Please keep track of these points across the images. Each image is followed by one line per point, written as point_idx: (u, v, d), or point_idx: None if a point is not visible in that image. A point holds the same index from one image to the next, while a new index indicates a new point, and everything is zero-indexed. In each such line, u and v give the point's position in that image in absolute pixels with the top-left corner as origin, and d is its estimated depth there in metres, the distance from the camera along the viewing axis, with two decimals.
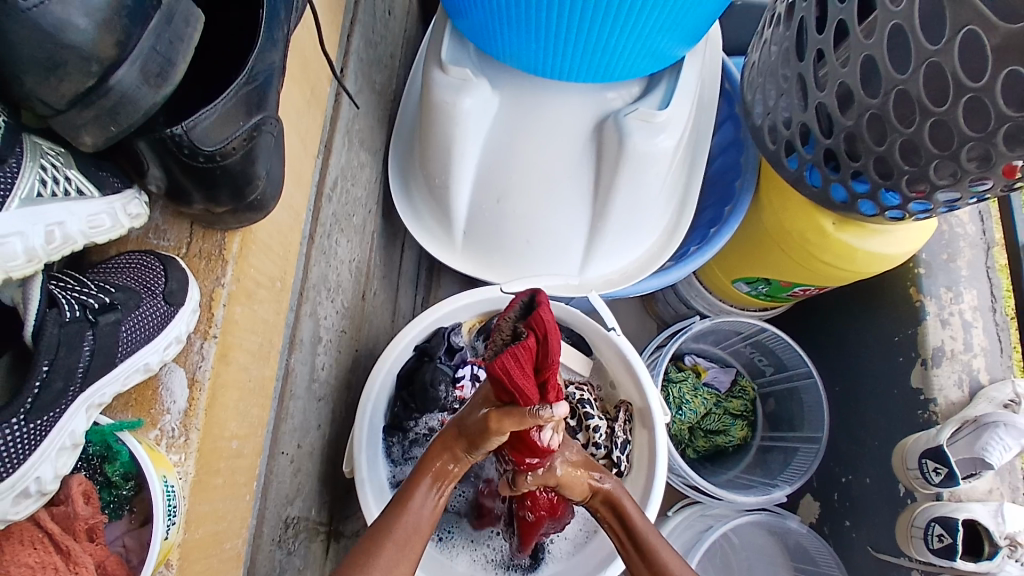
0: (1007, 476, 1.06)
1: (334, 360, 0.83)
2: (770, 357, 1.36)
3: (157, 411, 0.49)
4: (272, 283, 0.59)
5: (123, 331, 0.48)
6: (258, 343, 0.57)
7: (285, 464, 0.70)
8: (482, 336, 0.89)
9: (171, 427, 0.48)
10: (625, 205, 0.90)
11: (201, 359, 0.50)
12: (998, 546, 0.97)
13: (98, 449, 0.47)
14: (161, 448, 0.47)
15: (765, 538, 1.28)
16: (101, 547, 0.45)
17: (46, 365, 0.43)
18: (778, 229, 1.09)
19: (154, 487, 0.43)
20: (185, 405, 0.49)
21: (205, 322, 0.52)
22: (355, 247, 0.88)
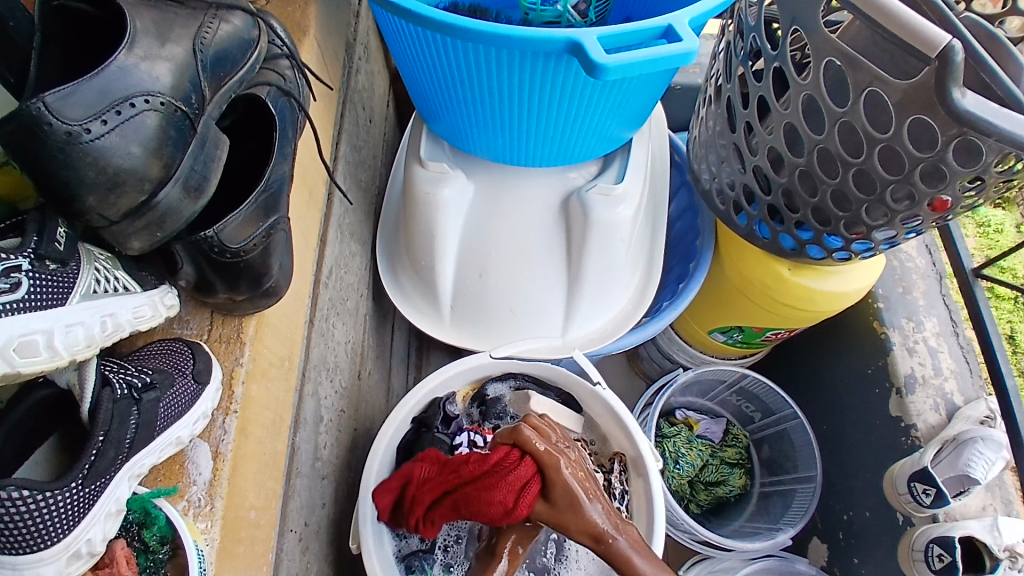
0: (997, 490, 1.09)
1: (335, 439, 0.87)
2: (756, 403, 1.41)
3: (185, 482, 0.53)
4: (283, 361, 0.66)
5: (163, 404, 0.52)
6: (272, 418, 0.61)
7: (294, 541, 0.72)
8: (475, 402, 0.95)
9: (198, 497, 0.52)
10: (596, 269, 0.99)
11: (224, 433, 0.56)
12: (998, 558, 0.99)
13: (137, 516, 0.50)
14: (189, 518, 0.51)
15: None
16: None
17: (101, 435, 0.48)
18: (742, 278, 1.17)
19: (190, 552, 0.48)
20: (210, 476, 0.53)
21: (226, 399, 0.57)
22: (350, 330, 0.94)
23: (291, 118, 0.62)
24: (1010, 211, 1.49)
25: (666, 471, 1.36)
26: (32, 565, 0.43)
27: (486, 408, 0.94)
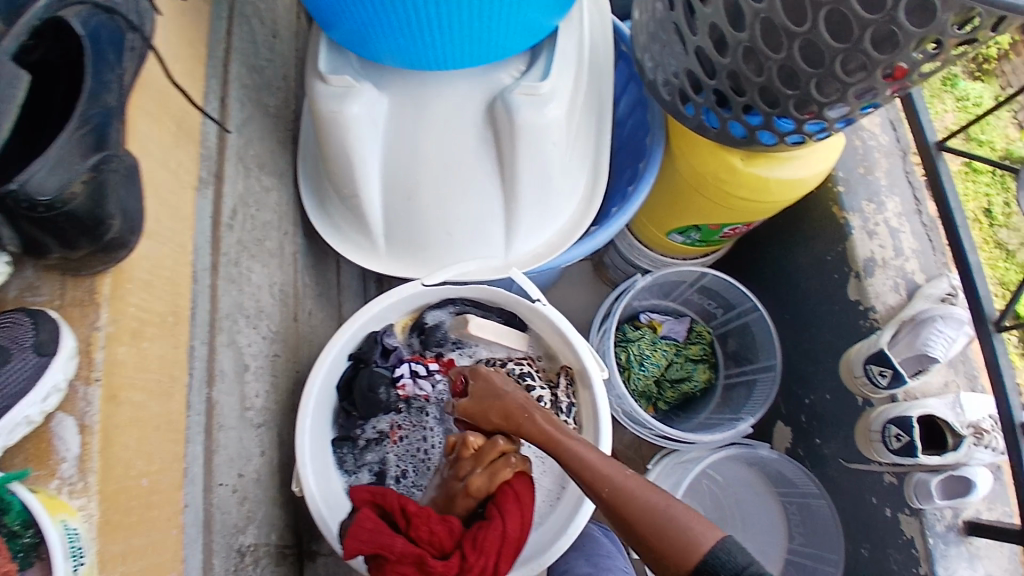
0: (961, 367, 1.11)
1: (269, 386, 0.84)
2: (718, 300, 1.40)
3: (54, 461, 0.52)
4: (162, 318, 0.62)
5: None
6: (154, 380, 0.59)
7: (227, 495, 0.70)
8: (414, 332, 0.92)
9: (69, 474, 0.51)
10: (532, 178, 0.92)
11: (87, 405, 0.53)
12: (963, 436, 1.01)
13: None
14: (63, 496, 0.51)
15: (747, 471, 1.36)
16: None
17: None
18: (694, 172, 1.10)
19: (55, 544, 0.47)
20: (80, 451, 0.52)
21: (86, 367, 0.54)
22: (274, 271, 0.88)
23: (109, 38, 0.57)
24: (988, 83, 1.42)
25: (632, 373, 1.36)
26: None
27: (425, 337, 0.90)
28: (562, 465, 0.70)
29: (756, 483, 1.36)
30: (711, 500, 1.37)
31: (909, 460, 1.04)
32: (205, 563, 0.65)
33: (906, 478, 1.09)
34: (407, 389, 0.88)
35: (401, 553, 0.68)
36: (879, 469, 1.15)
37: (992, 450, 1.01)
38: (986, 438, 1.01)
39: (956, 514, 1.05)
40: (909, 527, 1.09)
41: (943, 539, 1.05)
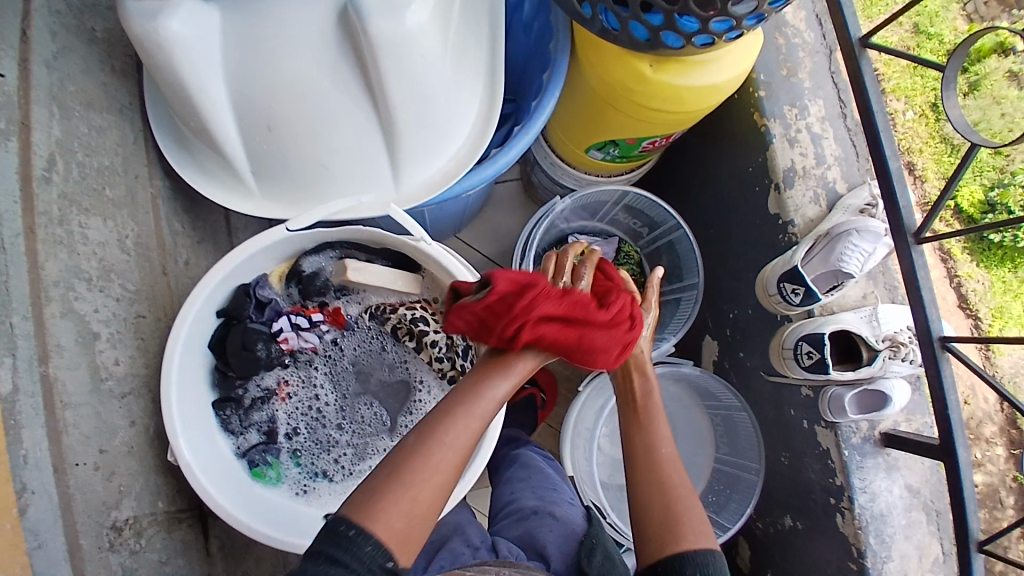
0: (881, 279, 1.13)
1: (134, 353, 0.77)
2: (640, 217, 1.36)
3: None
4: None
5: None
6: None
7: (89, 472, 0.66)
8: (292, 281, 0.83)
9: None
10: (405, 98, 0.83)
11: None
12: (878, 350, 1.05)
13: None
14: None
15: (676, 387, 1.34)
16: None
17: None
18: (603, 79, 1.01)
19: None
20: None
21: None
22: (125, 224, 0.79)
23: None
24: None
25: None
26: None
27: (304, 287, 0.83)
28: (639, 419, 0.81)
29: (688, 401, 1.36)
30: None
31: (822, 376, 1.05)
32: (70, 545, 0.62)
33: (822, 393, 1.11)
34: (291, 343, 0.83)
35: (546, 295, 0.66)
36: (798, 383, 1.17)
37: (907, 363, 1.05)
38: (902, 350, 1.05)
39: (872, 425, 1.08)
40: (825, 439, 1.11)
41: (859, 451, 1.08)
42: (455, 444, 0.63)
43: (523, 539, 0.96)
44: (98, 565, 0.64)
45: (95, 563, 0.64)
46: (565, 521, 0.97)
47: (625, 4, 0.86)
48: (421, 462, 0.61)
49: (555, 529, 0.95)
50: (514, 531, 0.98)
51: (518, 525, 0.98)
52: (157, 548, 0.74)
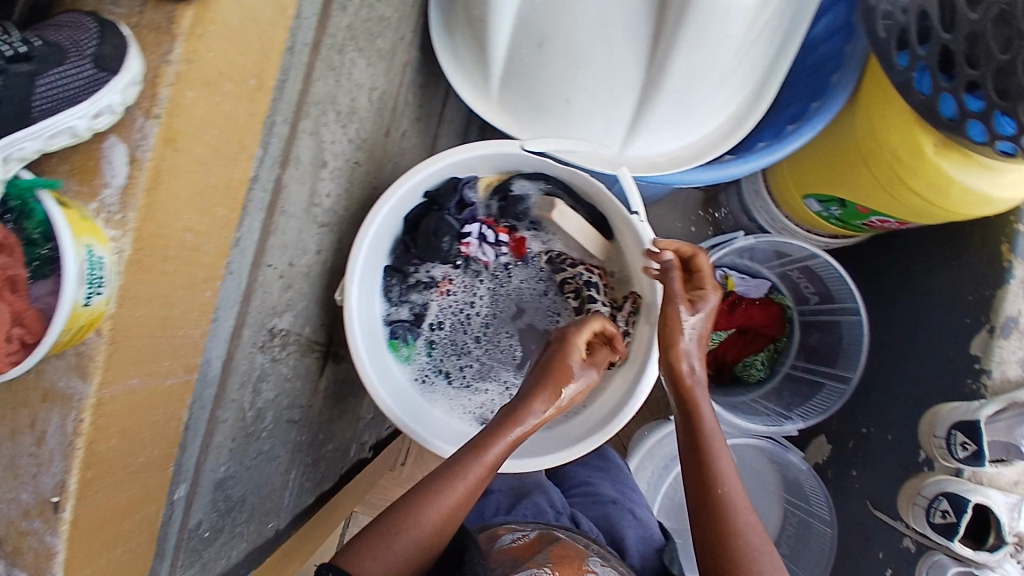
0: None
1: (342, 190, 0.82)
2: (817, 285, 1.23)
3: (98, 183, 0.43)
4: (244, 78, 0.51)
5: (39, 83, 0.40)
6: (219, 140, 0.49)
7: (273, 278, 0.71)
8: (496, 195, 0.85)
9: (110, 202, 0.43)
10: (683, 71, 0.78)
11: (141, 139, 0.43)
12: (1005, 542, 0.95)
13: (17, 205, 0.41)
14: (98, 222, 0.43)
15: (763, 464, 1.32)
16: (23, 299, 0.40)
17: None
18: (870, 135, 0.92)
19: (68, 268, 0.39)
20: (124, 182, 0.43)
21: (148, 100, 0.43)
22: (378, 74, 0.82)
23: None
24: None
25: None
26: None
27: (506, 205, 0.84)
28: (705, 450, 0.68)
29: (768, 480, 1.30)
30: None
31: (943, 541, 0.98)
32: (234, 330, 0.67)
33: (925, 554, 1.05)
34: (470, 249, 0.85)
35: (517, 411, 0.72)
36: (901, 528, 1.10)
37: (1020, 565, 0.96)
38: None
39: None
40: None
41: None
42: (445, 510, 0.66)
43: (601, 524, 1.04)
44: (243, 359, 0.69)
45: (242, 356, 0.69)
46: (645, 523, 1.04)
47: (950, 72, 0.76)
48: (415, 521, 0.65)
49: (635, 527, 1.03)
50: (593, 512, 1.06)
51: (598, 508, 1.06)
52: (285, 365, 0.80)
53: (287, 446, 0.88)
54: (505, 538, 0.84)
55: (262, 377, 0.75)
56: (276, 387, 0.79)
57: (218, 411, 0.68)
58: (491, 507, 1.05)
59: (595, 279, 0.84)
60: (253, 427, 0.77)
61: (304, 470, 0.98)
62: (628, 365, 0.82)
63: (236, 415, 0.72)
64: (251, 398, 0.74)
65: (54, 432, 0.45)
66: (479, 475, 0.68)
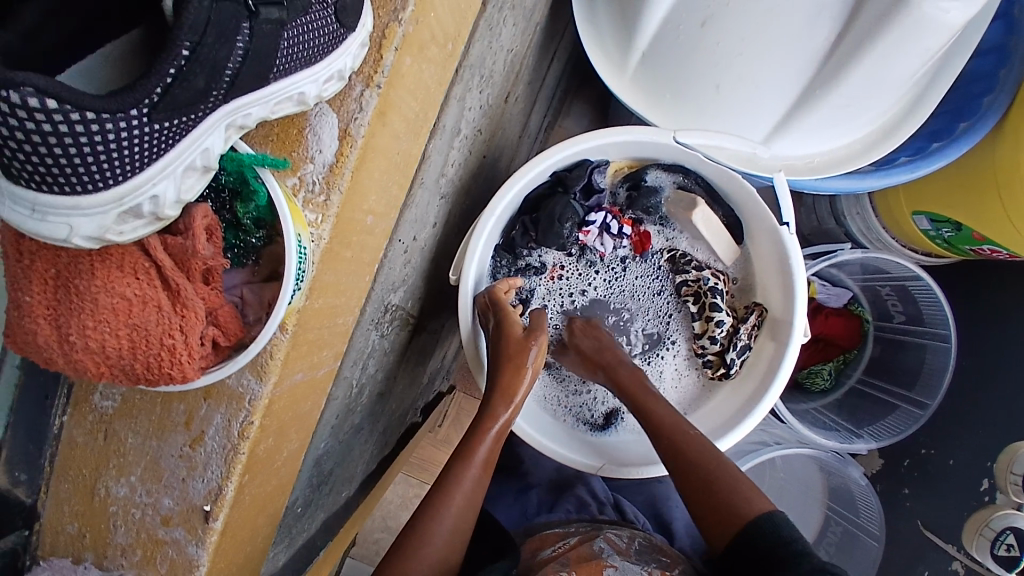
0: None
1: (464, 160, 0.76)
2: (907, 305, 1.17)
3: (301, 157, 0.43)
4: (445, 43, 0.49)
5: (286, 37, 0.38)
6: (412, 110, 0.48)
7: (399, 253, 0.66)
8: (626, 183, 0.79)
9: (314, 181, 0.42)
10: (860, 76, 0.71)
11: (358, 110, 0.43)
12: None
13: (230, 182, 0.44)
14: (298, 202, 0.42)
15: (813, 470, 1.20)
16: (216, 292, 0.42)
17: (186, 50, 0.33)
18: (1010, 167, 0.85)
19: (289, 257, 0.38)
20: (333, 158, 0.43)
21: (371, 66, 0.44)
22: (517, 36, 0.75)
23: None
24: None
25: None
26: (66, 212, 0.34)
27: (636, 196, 0.78)
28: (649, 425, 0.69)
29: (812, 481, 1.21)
30: (756, 472, 1.22)
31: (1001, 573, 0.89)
32: (362, 307, 0.62)
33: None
34: (588, 238, 0.78)
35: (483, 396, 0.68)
36: (953, 552, 1.10)
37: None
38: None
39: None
40: None
41: None
42: (457, 520, 0.62)
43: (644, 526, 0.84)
44: (363, 336, 0.65)
45: (362, 333, 0.65)
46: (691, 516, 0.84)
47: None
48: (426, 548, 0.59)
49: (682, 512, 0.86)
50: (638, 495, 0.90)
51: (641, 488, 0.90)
52: (388, 341, 0.76)
53: (371, 417, 0.86)
54: (548, 547, 0.71)
55: (371, 354, 0.71)
56: (378, 363, 0.75)
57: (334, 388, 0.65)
58: (533, 506, 0.88)
59: (720, 286, 0.79)
60: (353, 402, 0.74)
61: (376, 438, 0.96)
62: (743, 380, 0.78)
63: (345, 392, 0.68)
64: (359, 374, 0.70)
65: (217, 431, 0.45)
66: (476, 478, 0.64)
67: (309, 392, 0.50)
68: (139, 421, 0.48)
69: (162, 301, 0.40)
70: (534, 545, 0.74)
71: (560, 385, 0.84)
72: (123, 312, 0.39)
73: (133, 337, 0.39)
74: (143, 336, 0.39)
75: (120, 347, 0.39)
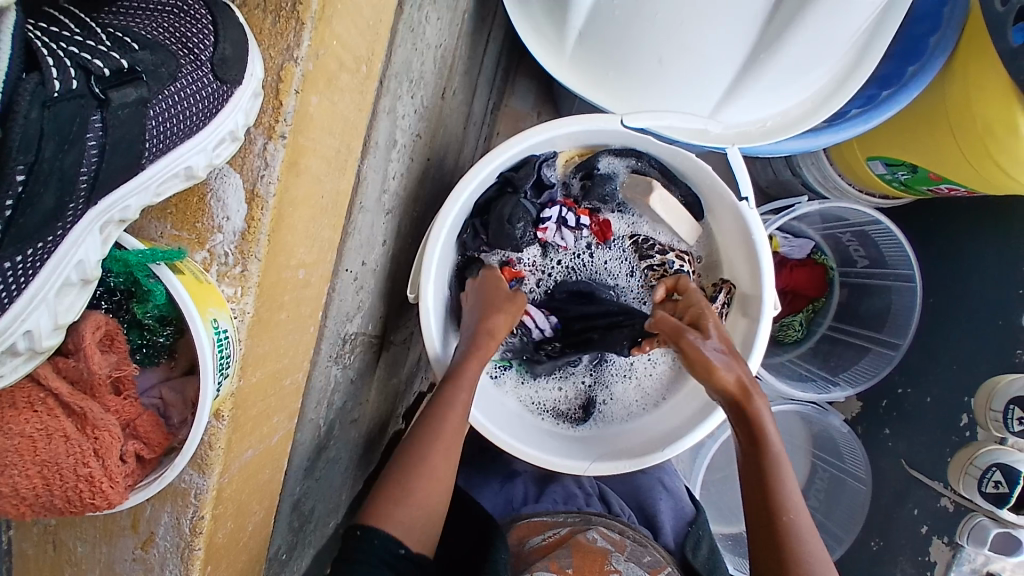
0: None
1: (406, 168, 0.72)
2: (869, 249, 1.16)
3: (206, 228, 0.41)
4: (358, 67, 0.45)
5: (152, 116, 0.37)
6: (334, 150, 0.45)
7: (348, 282, 0.62)
8: (578, 172, 0.76)
9: (226, 253, 0.41)
10: (805, 34, 0.69)
11: (263, 166, 0.41)
12: None
13: (122, 283, 0.40)
14: (211, 277, 0.40)
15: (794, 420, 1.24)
16: (130, 403, 0.39)
17: (23, 173, 0.31)
18: (959, 110, 0.83)
19: (204, 352, 0.35)
20: (242, 226, 0.41)
21: (270, 116, 0.41)
22: (444, 29, 0.70)
23: None
24: None
25: None
26: None
27: (590, 186, 0.75)
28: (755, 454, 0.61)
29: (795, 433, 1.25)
30: None
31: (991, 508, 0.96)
32: (316, 346, 0.59)
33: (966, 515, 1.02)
34: (547, 235, 0.75)
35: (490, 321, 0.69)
36: (940, 488, 1.07)
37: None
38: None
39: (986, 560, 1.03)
40: (938, 553, 1.06)
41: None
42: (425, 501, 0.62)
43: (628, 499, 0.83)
44: (322, 374, 0.61)
45: (321, 372, 0.61)
46: (677, 494, 0.83)
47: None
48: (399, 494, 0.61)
49: (666, 499, 0.82)
50: (622, 487, 0.85)
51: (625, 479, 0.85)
52: (353, 370, 0.72)
53: (347, 445, 0.82)
54: (536, 537, 0.68)
55: (335, 388, 0.67)
56: (344, 393, 0.72)
57: (299, 432, 0.61)
58: (519, 494, 0.80)
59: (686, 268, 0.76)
60: (323, 439, 0.70)
61: (357, 461, 0.93)
62: None
63: (313, 432, 0.65)
64: (325, 411, 0.67)
65: (165, 532, 0.42)
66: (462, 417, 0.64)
67: (265, 458, 0.47)
68: (84, 529, 0.43)
69: (67, 429, 0.36)
70: (521, 533, 0.70)
71: (533, 382, 0.81)
72: (29, 451, 0.35)
73: (46, 473, 0.36)
74: (56, 471, 0.36)
75: (33, 486, 0.36)
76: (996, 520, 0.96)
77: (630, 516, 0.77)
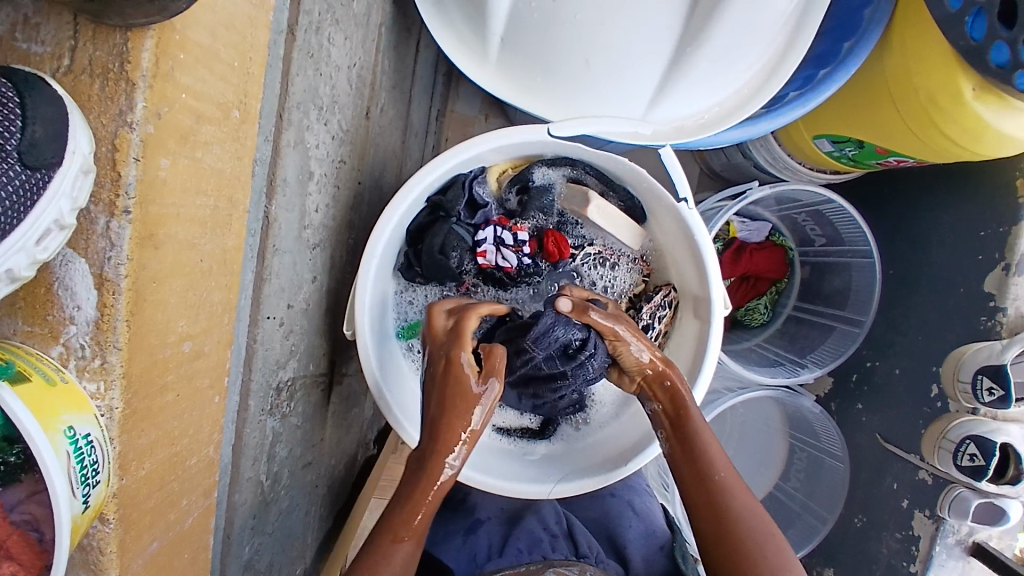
0: None
1: (330, 199, 0.68)
2: (825, 228, 1.11)
3: (58, 320, 0.37)
4: (227, 113, 0.41)
5: None
6: (210, 208, 0.42)
7: (273, 329, 0.58)
8: (513, 188, 0.75)
9: (81, 346, 0.36)
10: (727, 24, 0.67)
11: (112, 246, 0.36)
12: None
13: None
14: (71, 372, 0.37)
15: (769, 406, 1.17)
16: None
17: None
18: (901, 83, 0.80)
19: (53, 476, 0.34)
20: (96, 314, 0.36)
21: (111, 189, 0.35)
22: (356, 47, 0.66)
23: None
24: None
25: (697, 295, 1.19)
26: None
27: (527, 199, 0.74)
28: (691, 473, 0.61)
29: (770, 416, 1.18)
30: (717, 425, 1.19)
31: (968, 480, 0.89)
32: (240, 403, 0.55)
33: (945, 486, 0.94)
34: (487, 258, 0.73)
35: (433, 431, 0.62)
36: (916, 461, 0.98)
37: None
38: None
39: (970, 530, 0.93)
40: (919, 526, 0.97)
41: (948, 549, 0.94)
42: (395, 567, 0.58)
43: (596, 524, 0.85)
44: (254, 431, 0.58)
45: (253, 428, 0.58)
46: (647, 517, 0.84)
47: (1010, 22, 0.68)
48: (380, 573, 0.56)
49: (637, 523, 0.83)
50: (590, 513, 0.86)
51: (595, 507, 0.87)
52: (295, 417, 0.68)
53: (304, 488, 0.79)
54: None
55: (274, 438, 0.64)
56: (290, 441, 0.68)
57: (236, 493, 0.58)
58: (483, 549, 0.77)
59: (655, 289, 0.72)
60: (271, 491, 0.67)
61: (323, 500, 0.90)
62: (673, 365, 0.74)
63: (254, 489, 0.62)
64: (267, 464, 0.63)
65: None
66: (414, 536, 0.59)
67: (177, 545, 0.46)
68: None
69: None
70: None
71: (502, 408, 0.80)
72: None
73: None
74: None
75: None
76: (976, 490, 0.89)
77: (597, 554, 0.76)
